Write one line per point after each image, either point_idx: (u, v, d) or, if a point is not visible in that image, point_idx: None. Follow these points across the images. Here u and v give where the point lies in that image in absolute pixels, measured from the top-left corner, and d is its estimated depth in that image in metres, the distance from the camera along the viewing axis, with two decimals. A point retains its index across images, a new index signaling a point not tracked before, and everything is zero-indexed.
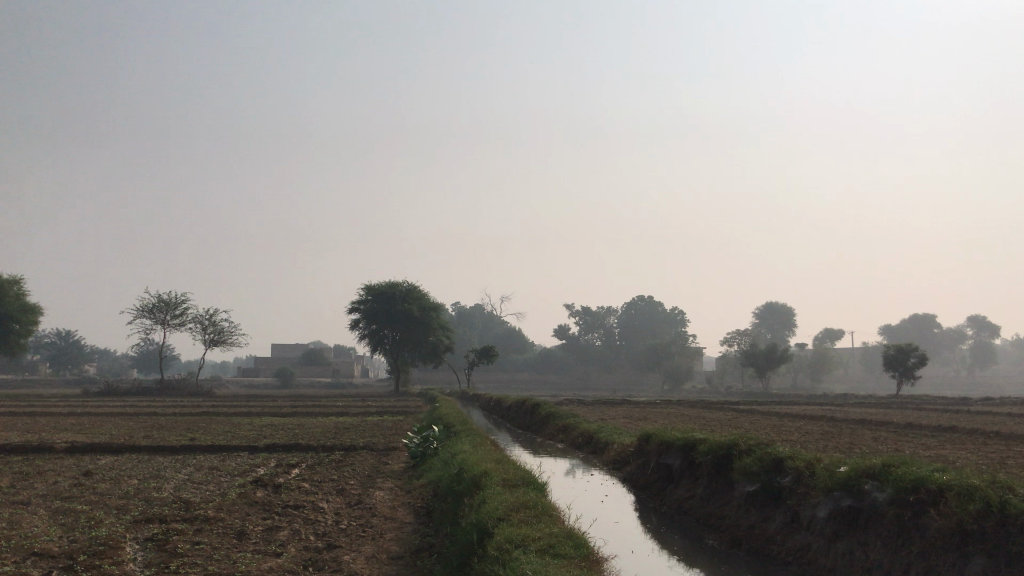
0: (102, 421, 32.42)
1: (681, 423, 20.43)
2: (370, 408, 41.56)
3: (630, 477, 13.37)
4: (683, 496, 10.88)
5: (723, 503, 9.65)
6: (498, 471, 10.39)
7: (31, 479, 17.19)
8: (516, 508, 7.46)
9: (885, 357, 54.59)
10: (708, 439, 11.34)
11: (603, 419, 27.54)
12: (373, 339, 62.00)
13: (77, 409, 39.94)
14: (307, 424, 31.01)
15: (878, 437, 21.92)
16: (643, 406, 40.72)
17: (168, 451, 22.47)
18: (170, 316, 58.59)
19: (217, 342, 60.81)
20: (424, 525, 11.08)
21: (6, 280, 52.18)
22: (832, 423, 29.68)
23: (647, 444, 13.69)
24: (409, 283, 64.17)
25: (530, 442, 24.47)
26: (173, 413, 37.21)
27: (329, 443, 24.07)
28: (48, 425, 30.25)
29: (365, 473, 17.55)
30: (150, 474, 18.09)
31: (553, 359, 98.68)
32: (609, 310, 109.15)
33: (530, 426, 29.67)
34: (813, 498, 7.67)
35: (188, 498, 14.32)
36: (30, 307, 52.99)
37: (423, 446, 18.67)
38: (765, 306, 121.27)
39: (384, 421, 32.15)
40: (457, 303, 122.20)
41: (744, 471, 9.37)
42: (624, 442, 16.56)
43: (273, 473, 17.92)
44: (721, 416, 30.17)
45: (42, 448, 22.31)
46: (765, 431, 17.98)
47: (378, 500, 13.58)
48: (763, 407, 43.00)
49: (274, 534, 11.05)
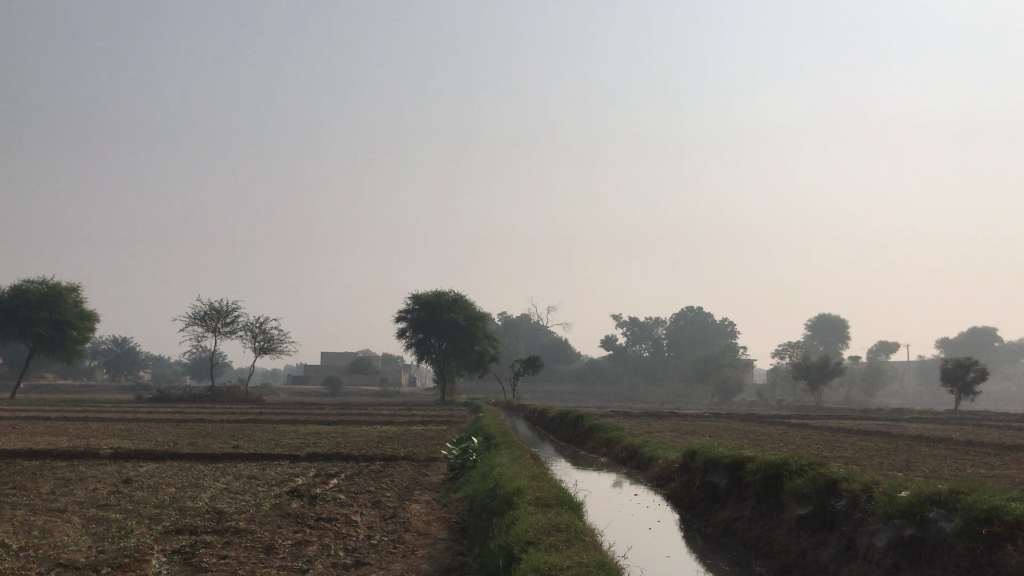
0: (152, 428, 32.71)
1: (730, 439, 19.79)
2: (415, 417, 41.37)
3: (675, 494, 12.81)
4: (730, 517, 10.30)
5: (773, 526, 9.07)
6: (532, 489, 9.90)
7: (71, 485, 17.17)
8: (547, 530, 6.99)
9: (943, 371, 52.85)
10: (757, 456, 10.75)
11: (648, 433, 26.93)
12: (420, 348, 61.95)
13: (128, 414, 40.43)
14: (351, 433, 30.88)
15: (937, 455, 20.97)
16: (691, 420, 39.89)
17: (210, 458, 22.43)
18: (221, 323, 59.22)
19: (266, 349, 61.28)
20: (458, 542, 10.63)
21: (64, 287, 53.18)
22: (889, 439, 28.62)
23: (692, 461, 13.11)
24: (455, 293, 63.99)
25: (573, 455, 23.95)
26: (221, 420, 37.47)
27: (371, 453, 23.81)
28: (96, 431, 30.49)
29: (402, 484, 17.20)
30: (188, 483, 17.97)
31: (601, 370, 97.81)
32: (657, 320, 107.89)
33: (573, 439, 29.14)
34: (870, 525, 7.06)
35: (222, 508, 14.08)
36: (87, 313, 53.87)
37: (462, 458, 18.31)
38: (817, 318, 118.82)
39: (428, 431, 31.89)
40: (505, 313, 121.91)
41: (795, 492, 8.77)
42: (669, 457, 16.00)
43: (311, 482, 17.70)
44: (772, 431, 29.37)
45: (87, 454, 22.40)
46: (817, 448, 17.24)
47: (413, 514, 13.18)
48: (815, 422, 41.83)
49: (303, 548, 10.71)
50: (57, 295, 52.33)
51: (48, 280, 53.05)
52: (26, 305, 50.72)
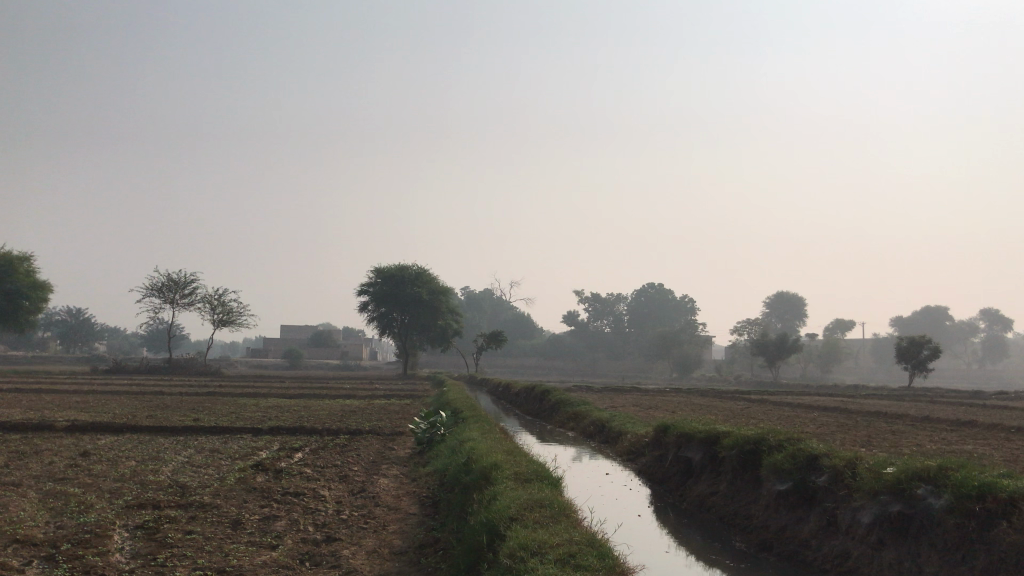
0: (107, 400, 32.05)
1: (698, 414, 19.81)
2: (377, 391, 41.20)
3: (647, 469, 12.76)
4: (704, 492, 10.26)
5: (751, 501, 9.02)
6: (509, 463, 9.72)
7: (26, 459, 16.67)
8: (529, 506, 6.83)
9: (898, 348, 53.65)
10: (733, 431, 10.70)
11: (614, 407, 26.93)
12: (382, 322, 61.46)
13: (84, 386, 39.60)
14: (314, 406, 30.50)
15: (897, 430, 21.27)
16: (654, 394, 40.13)
17: (170, 431, 21.95)
18: (179, 295, 58.19)
19: (226, 322, 60.39)
20: (430, 517, 10.45)
21: (15, 256, 51.72)
22: (848, 415, 28.99)
23: (665, 436, 13.03)
24: (418, 267, 63.45)
25: (540, 430, 23.81)
26: (180, 393, 36.90)
27: (334, 426, 23.52)
28: (51, 403, 29.74)
29: (369, 459, 16.96)
30: (148, 456, 17.58)
31: (562, 346, 98.13)
32: (619, 297, 108.23)
33: (539, 413, 29.06)
34: (855, 501, 7.02)
35: (185, 482, 13.76)
36: (40, 284, 52.57)
37: (431, 432, 18.10)
38: (775, 296, 120.35)
39: (392, 405, 31.66)
40: (467, 286, 121.53)
41: (774, 468, 8.72)
42: (638, 432, 15.93)
43: (275, 456, 17.38)
44: (735, 406, 29.61)
45: (42, 427, 21.81)
46: (784, 424, 17.29)
47: (382, 489, 12.95)
48: (774, 397, 42.43)
49: (271, 524, 10.46)
50: (8, 264, 50.88)
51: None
52: None
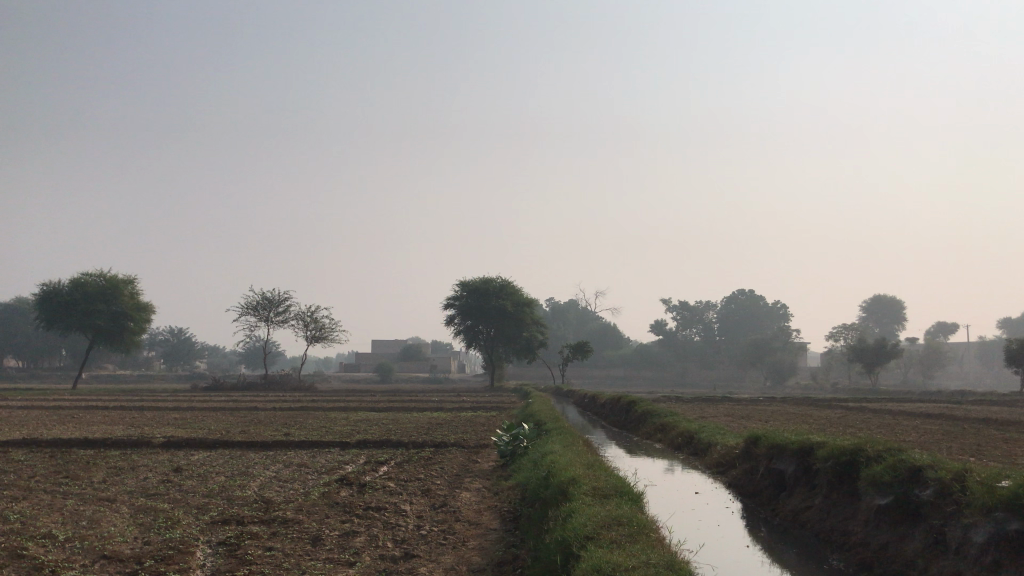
0: (204, 416, 33.04)
1: (792, 424, 19.00)
2: (464, 403, 41.37)
3: (737, 482, 12.20)
4: (799, 506, 9.68)
5: (849, 516, 8.43)
6: (588, 478, 9.36)
7: (122, 474, 17.14)
8: (606, 524, 6.48)
9: (1008, 351, 50.82)
10: (828, 442, 10.08)
11: (703, 417, 26.21)
12: (469, 335, 61.72)
13: (182, 403, 40.90)
14: (402, 420, 30.72)
15: (1007, 438, 20.09)
16: (746, 404, 39.03)
17: (261, 446, 22.34)
18: (273, 313, 59.67)
19: (318, 337, 61.62)
20: (510, 533, 10.20)
21: (120, 279, 53.83)
22: (954, 423, 27.53)
23: (755, 447, 12.46)
24: (503, 279, 63.56)
25: (627, 442, 23.30)
26: (273, 408, 37.77)
27: (420, 439, 23.54)
28: (151, 420, 30.74)
29: (452, 472, 16.82)
30: (237, 471, 17.87)
31: (650, 356, 96.83)
32: (708, 305, 106.18)
33: (626, 424, 28.54)
34: (965, 517, 6.43)
35: (270, 497, 13.85)
36: (144, 305, 54.45)
37: (513, 445, 17.84)
38: (872, 300, 116.17)
39: (478, 417, 31.65)
40: (553, 299, 121.34)
41: (873, 481, 8.12)
42: (728, 443, 15.34)
43: (360, 470, 17.45)
44: (830, 415, 28.38)
45: (140, 443, 22.48)
46: (884, 432, 16.46)
47: (463, 503, 12.73)
48: (872, 405, 40.76)
49: (350, 539, 10.35)
50: (113, 287, 52.99)
51: (105, 273, 53.75)
52: (84, 298, 51.46)
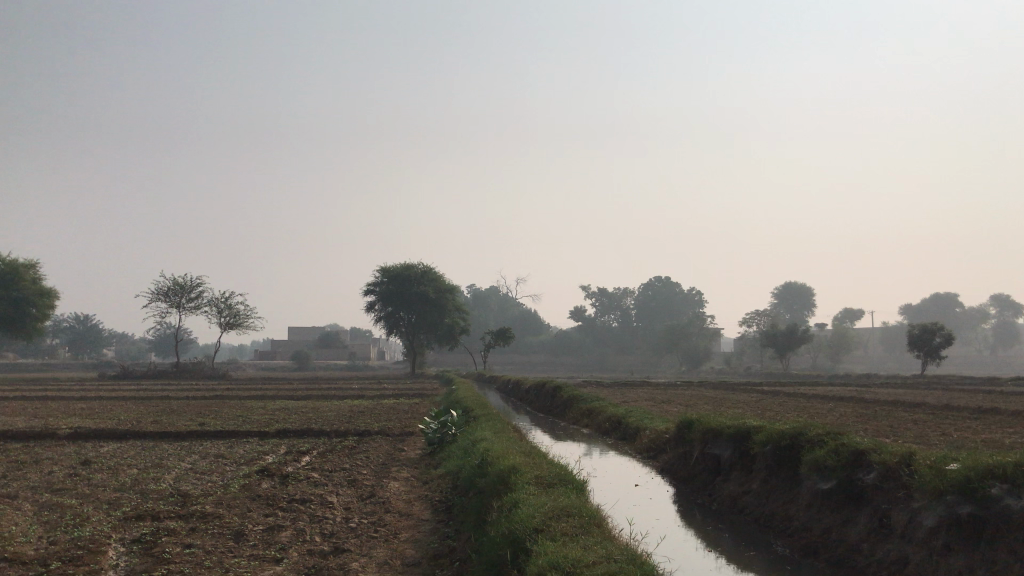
0: (113, 406, 31.58)
1: (718, 408, 19.14)
2: (385, 391, 40.73)
3: (670, 467, 12.13)
4: (736, 491, 9.64)
5: (788, 501, 8.42)
6: (527, 467, 9.08)
7: (25, 468, 16.10)
8: (555, 516, 6.21)
9: (909, 337, 52.80)
10: (764, 426, 10.07)
11: (627, 403, 26.29)
12: (389, 322, 60.84)
13: (90, 393, 39.02)
14: (322, 408, 29.96)
15: (917, 420, 20.75)
16: (665, 388, 39.54)
17: (175, 437, 21.41)
18: (186, 299, 57.69)
19: (233, 324, 59.90)
20: (444, 524, 9.87)
21: (21, 263, 51.13)
22: (865, 406, 28.34)
23: (688, 432, 12.38)
24: (424, 265, 62.89)
25: (553, 428, 23.15)
26: (186, 396, 36.49)
27: (343, 428, 22.93)
28: (55, 410, 29.21)
29: (379, 460, 16.36)
30: (151, 463, 16.99)
31: (570, 342, 97.57)
32: (626, 292, 107.45)
33: (551, 409, 28.48)
34: (914, 501, 6.38)
35: (187, 490, 13.16)
36: (47, 291, 51.95)
37: (441, 433, 17.49)
38: (783, 287, 119.53)
39: (401, 405, 31.13)
40: (474, 285, 120.99)
41: (815, 465, 8.08)
42: (657, 428, 15.30)
43: (282, 461, 16.83)
44: (749, 399, 28.82)
45: (44, 435, 21.26)
46: (807, 414, 16.73)
47: (393, 493, 12.33)
48: (785, 389, 41.77)
49: (275, 535, 9.84)
50: (14, 272, 50.35)
51: (4, 257, 50.99)
52: None
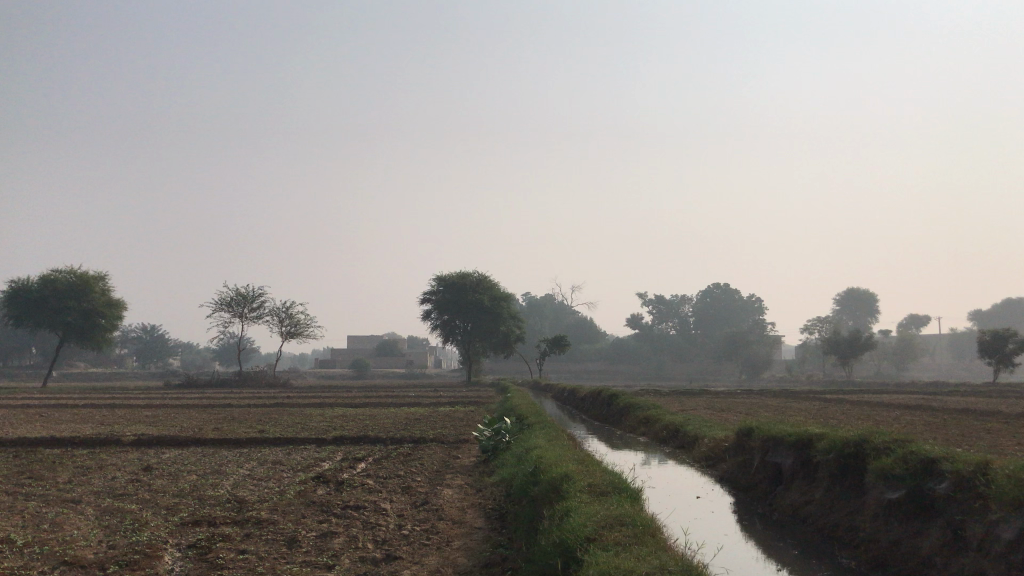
0: (176, 413, 32.20)
1: (779, 415, 18.68)
2: (441, 398, 40.92)
3: (729, 475, 11.81)
4: (797, 501, 9.30)
5: (854, 511, 8.07)
6: (581, 474, 8.87)
7: (89, 474, 16.44)
8: (609, 525, 6.01)
9: (980, 343, 51.00)
10: (827, 434, 9.71)
11: (685, 411, 25.83)
12: (445, 330, 61.24)
13: (155, 401, 39.91)
14: (379, 415, 30.10)
15: (989, 428, 19.97)
16: (723, 396, 38.89)
17: (234, 443, 21.68)
18: (247, 309, 58.73)
19: (293, 333, 60.77)
20: (497, 532, 9.72)
21: (91, 276, 52.62)
22: (932, 413, 27.41)
23: (749, 438, 12.03)
24: (480, 273, 63.06)
25: (610, 435, 22.84)
26: (247, 404, 37.09)
27: (399, 435, 23.00)
28: (122, 417, 29.92)
29: (433, 468, 16.31)
30: (210, 469, 17.20)
31: (627, 349, 96.74)
32: (684, 298, 106.21)
33: (607, 417, 28.20)
34: (990, 513, 6.03)
35: (243, 496, 13.28)
36: (115, 302, 53.28)
37: (495, 440, 17.38)
38: (846, 293, 116.84)
39: (457, 412, 31.11)
40: (529, 294, 120.93)
41: (882, 473, 7.74)
42: (715, 436, 14.96)
43: (337, 467, 16.91)
44: (811, 407, 28.10)
45: (109, 441, 21.73)
46: (872, 421, 16.18)
47: (446, 500, 12.24)
48: (849, 397, 40.71)
49: (328, 541, 9.81)
50: (84, 284, 51.80)
51: (75, 270, 52.51)
52: (53, 295, 50.30)
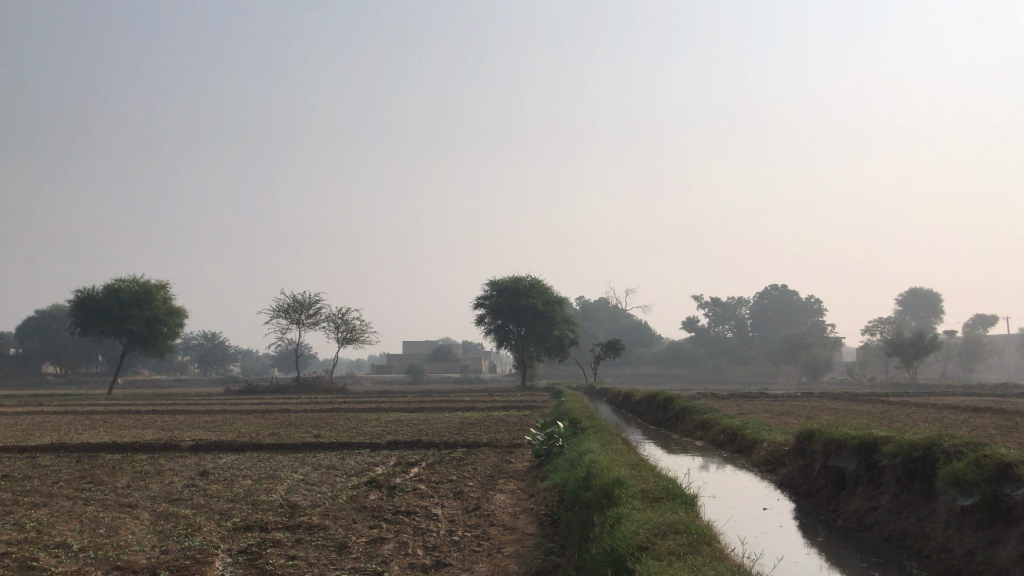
0: (236, 419, 32.64)
1: (841, 419, 18.10)
2: (496, 403, 40.81)
3: (790, 481, 11.41)
4: (863, 506, 8.88)
5: (924, 518, 7.67)
6: (636, 479, 8.61)
7: (148, 479, 16.63)
8: (661, 532, 5.76)
9: None
10: (894, 437, 9.27)
11: (743, 414, 25.25)
12: (499, 334, 61.21)
13: (216, 407, 40.62)
14: (434, 420, 30.08)
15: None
16: (783, 398, 38.15)
17: (290, 448, 21.86)
18: (305, 315, 59.45)
19: (349, 339, 61.32)
20: (549, 538, 9.50)
21: (153, 284, 53.77)
22: (1003, 415, 26.37)
23: (809, 443, 11.62)
24: (533, 277, 62.93)
25: (666, 440, 22.45)
26: (305, 410, 37.45)
27: (454, 439, 22.94)
28: (181, 423, 30.41)
29: (486, 472, 16.15)
30: (265, 474, 17.29)
31: (683, 353, 95.59)
32: (740, 300, 104.60)
33: (663, 421, 27.74)
34: None
35: (296, 501, 13.28)
36: (177, 310, 54.35)
37: (548, 444, 17.15)
38: (908, 293, 113.80)
39: (511, 416, 30.97)
40: (583, 298, 120.37)
41: (952, 479, 7.34)
42: (774, 440, 14.53)
43: (390, 472, 16.85)
44: (874, 410, 27.25)
45: (169, 446, 22.06)
46: (941, 425, 15.53)
47: (498, 506, 12.06)
48: (914, 398, 39.57)
49: (378, 547, 9.71)
50: (146, 292, 52.98)
51: (138, 279, 53.74)
52: (118, 304, 51.55)
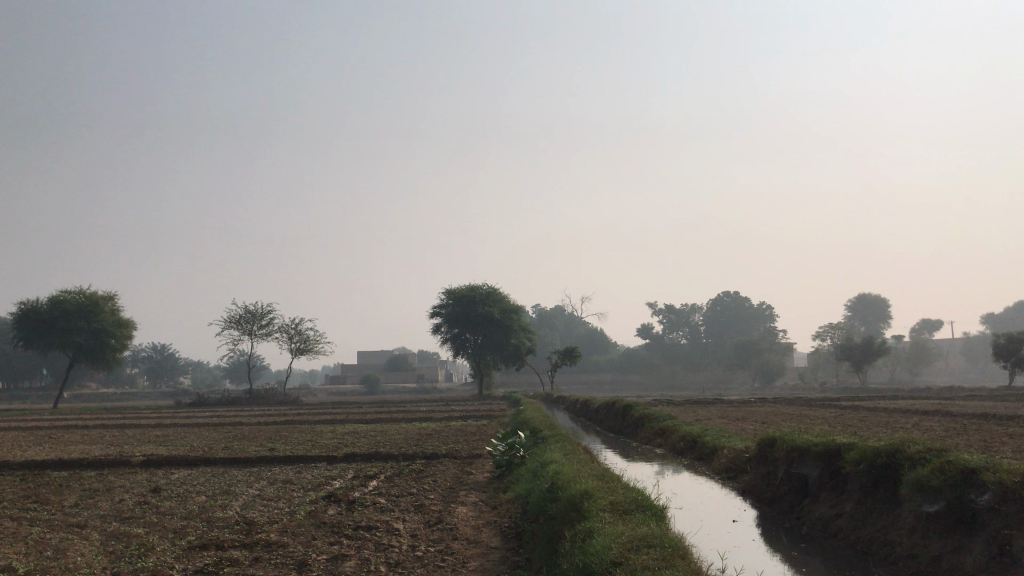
0: (187, 432, 31.92)
1: (798, 425, 18.25)
2: (453, 412, 40.55)
3: (753, 488, 11.42)
4: (827, 514, 8.91)
5: (889, 524, 7.70)
6: (603, 491, 8.51)
7: (96, 497, 16.13)
8: (634, 547, 5.67)
9: (994, 346, 50.24)
10: (857, 444, 9.32)
11: (700, 421, 25.37)
12: (456, 343, 60.92)
13: (167, 421, 39.72)
14: (391, 431, 29.74)
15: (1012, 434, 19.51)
16: (739, 405, 38.39)
17: (244, 462, 21.40)
18: (257, 326, 58.53)
19: (303, 350, 60.51)
20: (514, 552, 9.37)
21: (100, 296, 52.48)
22: (953, 418, 26.87)
23: (771, 450, 11.64)
24: (489, 286, 62.82)
25: (625, 448, 22.44)
26: (259, 422, 36.83)
27: (412, 450, 22.69)
28: (130, 438, 29.63)
29: (446, 484, 15.97)
30: (219, 490, 16.86)
31: (639, 360, 96.17)
32: (694, 307, 105.68)
33: (622, 430, 27.77)
34: None
35: (252, 518, 12.95)
36: (125, 322, 53.11)
37: (509, 455, 17.01)
38: (857, 298, 115.94)
39: (469, 426, 30.78)
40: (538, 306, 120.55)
41: (917, 485, 7.38)
42: (735, 447, 14.56)
43: (348, 486, 16.54)
44: (829, 415, 27.57)
45: (118, 462, 21.42)
46: (897, 429, 15.72)
47: (461, 519, 11.89)
48: (865, 403, 40.23)
49: (339, 564, 9.48)
50: (93, 304, 51.67)
51: (85, 290, 52.40)
52: (64, 316, 50.23)
